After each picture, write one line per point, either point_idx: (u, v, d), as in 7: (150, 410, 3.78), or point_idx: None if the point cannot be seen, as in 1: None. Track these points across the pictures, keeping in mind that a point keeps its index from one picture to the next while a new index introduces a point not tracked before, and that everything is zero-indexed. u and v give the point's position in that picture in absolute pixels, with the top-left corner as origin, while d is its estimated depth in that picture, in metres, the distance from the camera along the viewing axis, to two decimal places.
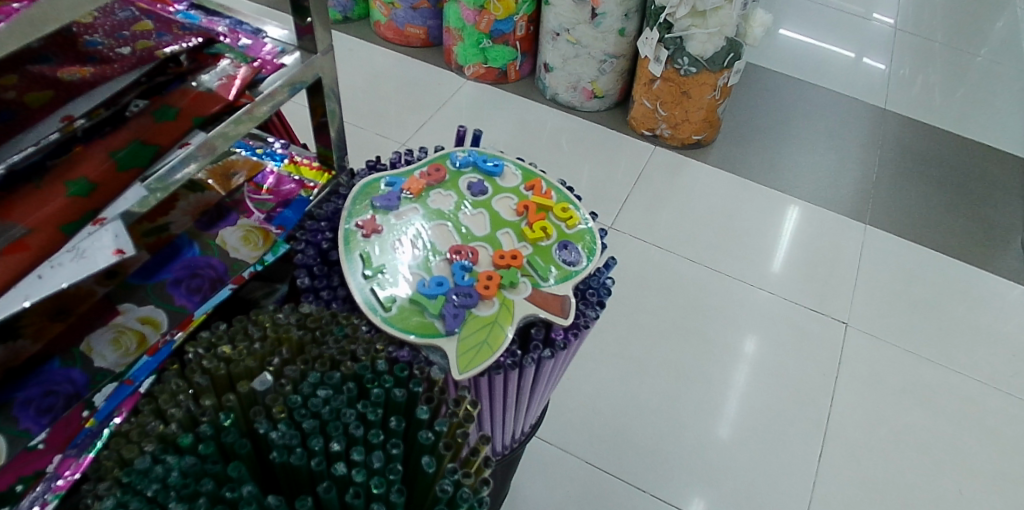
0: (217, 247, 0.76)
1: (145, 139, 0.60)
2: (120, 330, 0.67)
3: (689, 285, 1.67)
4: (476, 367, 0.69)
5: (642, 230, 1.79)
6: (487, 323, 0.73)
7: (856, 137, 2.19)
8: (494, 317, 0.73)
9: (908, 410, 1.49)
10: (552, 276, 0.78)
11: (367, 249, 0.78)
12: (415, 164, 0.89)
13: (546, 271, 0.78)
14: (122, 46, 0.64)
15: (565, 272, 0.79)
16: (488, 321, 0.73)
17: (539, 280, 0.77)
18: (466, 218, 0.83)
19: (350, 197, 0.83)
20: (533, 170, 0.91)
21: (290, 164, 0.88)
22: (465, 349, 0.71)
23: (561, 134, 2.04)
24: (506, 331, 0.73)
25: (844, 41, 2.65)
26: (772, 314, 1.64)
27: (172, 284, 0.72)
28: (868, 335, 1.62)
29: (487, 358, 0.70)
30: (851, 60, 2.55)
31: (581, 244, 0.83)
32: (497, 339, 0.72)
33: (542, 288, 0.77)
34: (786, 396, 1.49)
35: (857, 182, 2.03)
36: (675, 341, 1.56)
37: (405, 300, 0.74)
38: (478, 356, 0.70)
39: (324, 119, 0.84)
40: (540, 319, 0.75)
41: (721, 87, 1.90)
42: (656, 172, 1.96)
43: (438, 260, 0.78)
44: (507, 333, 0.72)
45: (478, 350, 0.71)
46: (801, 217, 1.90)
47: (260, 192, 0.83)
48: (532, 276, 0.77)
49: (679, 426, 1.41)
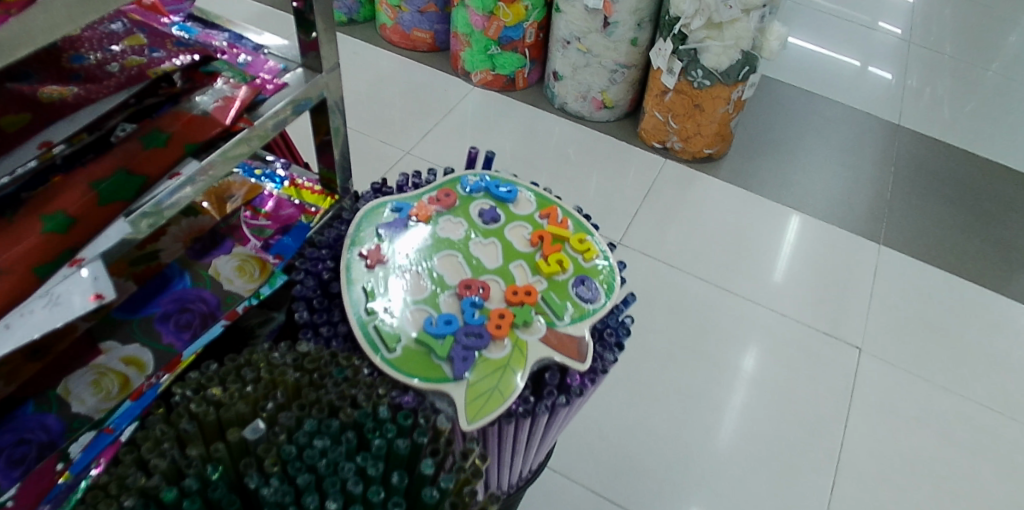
0: (209, 277, 0.70)
1: (132, 168, 0.54)
2: (101, 372, 0.62)
3: (699, 305, 1.62)
4: (486, 416, 0.64)
5: (651, 246, 1.74)
6: (499, 367, 0.67)
7: (870, 154, 2.14)
8: (505, 361, 0.68)
9: (921, 440, 1.44)
10: (567, 314, 0.73)
11: (370, 282, 0.73)
12: (423, 188, 0.85)
13: (561, 308, 0.73)
14: (110, 63, 0.58)
15: (582, 310, 0.73)
16: (500, 365, 0.68)
17: (553, 318, 0.72)
18: (478, 248, 0.78)
19: (353, 223, 0.78)
20: (548, 197, 0.86)
21: (290, 187, 0.82)
22: (474, 394, 0.65)
23: (570, 144, 1.98)
24: (518, 374, 0.67)
25: (852, 51, 2.62)
26: (784, 337, 1.58)
27: (160, 320, 0.66)
28: (882, 361, 1.57)
29: (498, 405, 0.65)
30: (858, 69, 2.52)
31: (599, 279, 0.77)
32: (508, 385, 0.66)
33: (557, 327, 0.71)
34: (798, 423, 1.43)
35: (870, 200, 1.98)
36: (684, 363, 1.50)
37: (411, 340, 0.68)
38: (487, 404, 0.65)
39: (327, 137, 0.79)
40: (555, 362, 0.70)
41: (734, 101, 1.85)
42: (667, 186, 1.91)
43: (446, 295, 0.73)
44: (519, 379, 0.67)
45: (489, 396, 0.65)
46: (814, 236, 1.84)
47: (258, 217, 0.77)
48: (546, 314, 0.72)
49: (686, 453, 1.36)
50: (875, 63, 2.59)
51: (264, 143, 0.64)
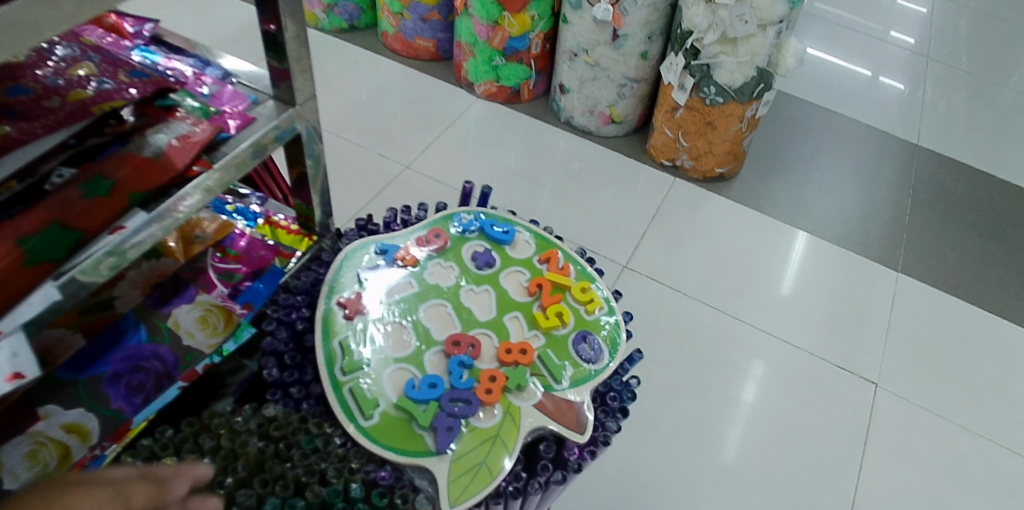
0: (168, 330, 0.64)
1: (66, 222, 0.48)
2: (38, 442, 0.54)
3: (708, 334, 1.53)
4: (471, 498, 0.57)
5: (659, 270, 1.65)
6: (489, 437, 0.60)
7: (887, 176, 2.06)
8: (496, 431, 0.61)
9: (944, 486, 1.34)
10: (566, 377, 0.66)
11: (348, 335, 0.66)
12: (413, 226, 0.78)
13: (559, 370, 0.66)
14: (51, 97, 0.52)
15: (582, 373, 0.67)
16: (489, 436, 0.60)
17: (550, 381, 0.65)
18: (470, 298, 0.71)
19: (333, 266, 0.71)
20: (548, 238, 0.80)
21: (265, 225, 0.76)
22: (459, 471, 0.58)
23: (575, 159, 1.91)
24: (510, 447, 0.60)
25: (860, 61, 2.55)
26: (796, 369, 1.50)
27: (109, 380, 0.59)
28: (901, 399, 1.47)
29: (486, 484, 0.57)
30: (865, 81, 2.45)
31: (602, 336, 0.71)
32: (497, 460, 0.59)
33: (555, 392, 0.65)
34: (813, 465, 1.34)
35: (887, 224, 1.90)
36: (693, 396, 1.42)
37: (390, 406, 0.61)
38: (473, 483, 0.57)
39: (304, 173, 0.72)
40: (551, 432, 0.62)
41: (748, 119, 1.77)
42: (676, 206, 1.83)
43: (432, 353, 0.66)
44: (511, 452, 0.60)
45: (476, 473, 0.58)
46: (830, 262, 1.76)
47: (227, 260, 0.71)
48: (543, 377, 0.65)
49: (693, 496, 1.27)
50: (883, 74, 2.52)
51: (243, 174, 0.59)
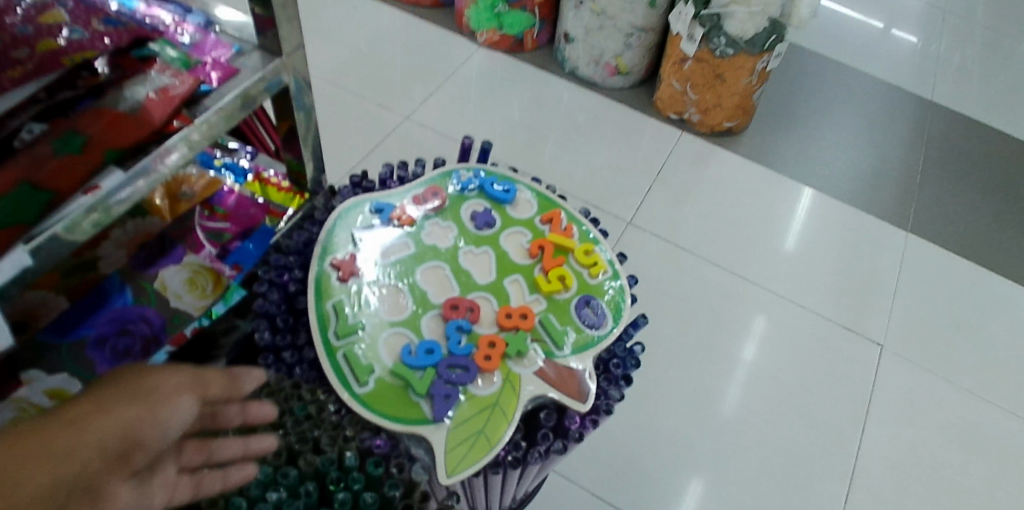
0: (155, 292, 0.63)
1: (36, 181, 0.46)
2: (22, 408, 0.53)
3: (711, 293, 1.51)
4: (468, 468, 0.55)
5: (664, 228, 1.62)
6: (487, 406, 0.59)
7: (899, 133, 2.00)
8: (494, 399, 0.59)
9: (945, 448, 1.34)
10: (568, 343, 0.64)
11: (342, 298, 0.64)
12: (410, 184, 0.75)
13: (561, 336, 0.64)
14: (18, 46, 0.51)
15: (585, 338, 0.65)
16: (487, 404, 0.59)
17: (552, 348, 0.63)
18: (469, 260, 0.69)
19: (326, 226, 0.68)
20: (551, 198, 0.77)
21: (255, 181, 0.73)
22: (456, 441, 0.56)
23: (580, 112, 1.85)
24: (510, 417, 0.58)
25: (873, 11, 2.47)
26: (800, 329, 1.48)
27: (93, 344, 0.58)
28: (904, 361, 1.46)
29: (483, 455, 0.56)
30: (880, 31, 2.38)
31: (606, 301, 0.69)
32: (497, 430, 0.58)
33: (556, 359, 0.63)
34: (815, 426, 1.34)
35: (897, 183, 1.85)
36: (695, 356, 1.40)
37: (385, 372, 0.59)
38: (471, 453, 0.56)
39: (292, 128, 0.68)
40: (551, 400, 0.61)
41: (759, 72, 1.71)
42: (682, 161, 1.79)
43: (430, 317, 0.64)
44: (512, 420, 0.58)
45: (472, 442, 0.56)
46: (838, 221, 1.73)
47: (215, 218, 0.69)
48: (544, 343, 0.64)
49: (695, 455, 1.27)
50: (897, 25, 2.43)
51: (231, 126, 0.56)
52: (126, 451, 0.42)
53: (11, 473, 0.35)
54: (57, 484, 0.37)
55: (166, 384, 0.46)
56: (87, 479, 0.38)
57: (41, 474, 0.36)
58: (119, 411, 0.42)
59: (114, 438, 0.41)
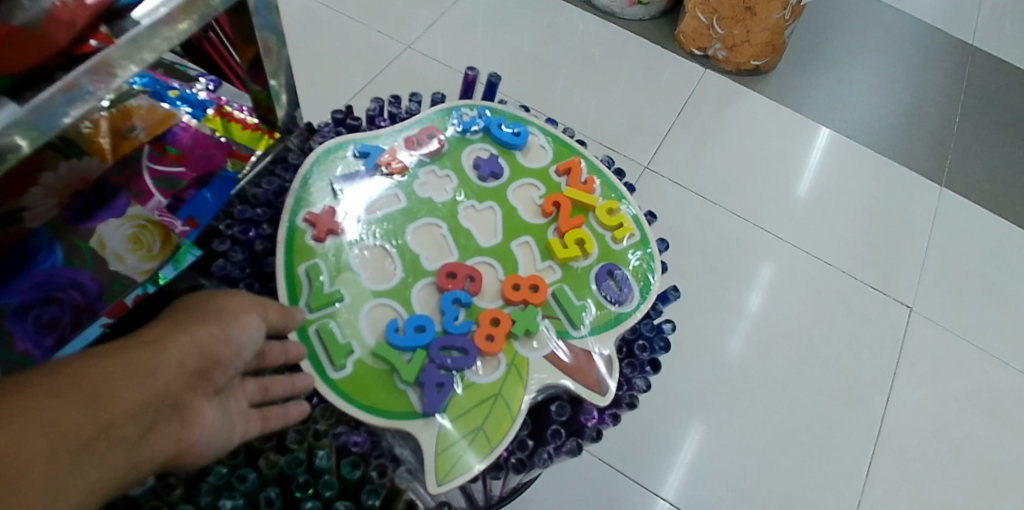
0: (91, 252, 0.54)
1: None
2: None
3: (731, 245, 1.39)
4: (468, 467, 0.54)
5: (683, 174, 1.49)
6: (489, 396, 0.57)
7: (937, 79, 1.84)
8: (496, 389, 0.58)
9: (971, 418, 1.26)
10: (587, 323, 0.63)
11: (320, 261, 0.60)
12: (401, 123, 0.71)
13: (579, 315, 0.63)
14: None
15: (607, 315, 0.64)
16: (489, 394, 0.57)
17: (568, 327, 0.62)
18: (471, 218, 0.66)
19: (301, 173, 0.64)
20: (567, 143, 0.74)
21: (216, 116, 0.66)
22: (453, 435, 0.55)
23: (595, 45, 1.70)
24: (515, 411, 0.57)
25: None
26: (823, 287, 1.37)
27: (13, 315, 0.49)
28: (933, 324, 1.36)
29: (483, 454, 0.55)
30: None
31: (633, 271, 0.68)
32: (501, 423, 0.57)
33: (572, 339, 0.62)
34: (837, 390, 1.24)
35: (934, 132, 1.72)
36: (712, 310, 1.28)
37: (366, 353, 0.57)
38: (471, 448, 0.55)
39: (257, 59, 0.58)
40: (565, 388, 0.60)
41: (793, 5, 1.56)
42: (705, 101, 1.64)
43: (421, 287, 0.61)
44: (514, 413, 0.57)
45: (472, 437, 0.55)
46: (870, 171, 1.60)
47: (166, 159, 0.61)
48: (558, 321, 0.62)
49: (710, 417, 1.15)
50: None
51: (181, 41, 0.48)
52: (201, 371, 0.42)
53: (101, 386, 0.35)
54: (144, 400, 0.37)
55: (231, 308, 0.46)
56: (171, 396, 0.39)
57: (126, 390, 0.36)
58: (192, 334, 0.42)
59: (190, 358, 0.41)
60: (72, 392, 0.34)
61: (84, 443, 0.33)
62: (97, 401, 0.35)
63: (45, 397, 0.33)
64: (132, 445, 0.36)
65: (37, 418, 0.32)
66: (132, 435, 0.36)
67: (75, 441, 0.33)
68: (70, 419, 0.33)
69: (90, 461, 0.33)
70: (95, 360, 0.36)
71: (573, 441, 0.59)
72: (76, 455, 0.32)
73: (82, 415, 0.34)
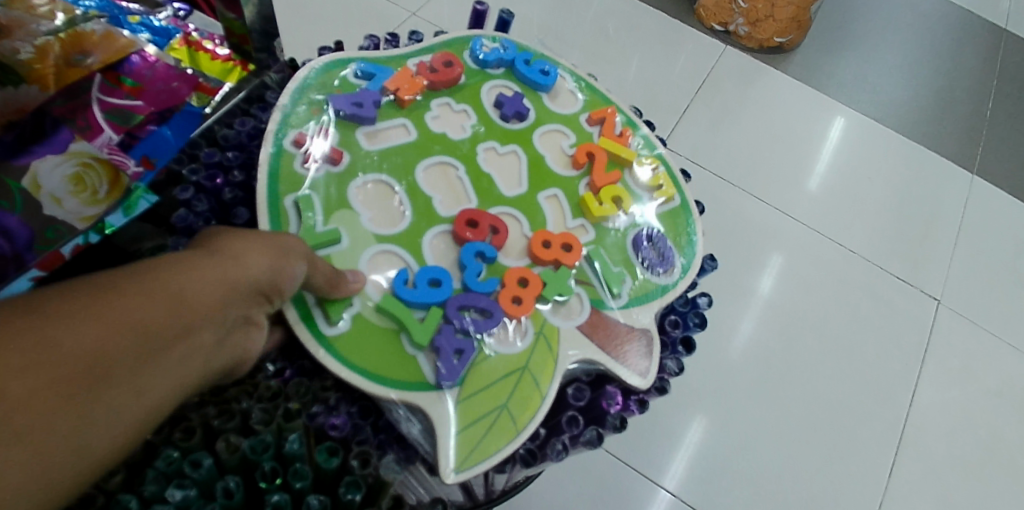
0: (23, 194, 0.48)
1: None
2: None
3: (749, 227, 1.30)
4: (492, 453, 0.49)
5: (701, 152, 1.39)
6: (517, 368, 0.53)
7: (969, 63, 1.74)
8: (522, 363, 0.53)
9: (1003, 417, 1.16)
10: (625, 291, 0.60)
11: (312, 194, 0.55)
12: (416, 48, 0.68)
13: (618, 282, 0.60)
14: None
15: (650, 287, 0.61)
16: (516, 367, 0.53)
17: (604, 297, 0.59)
18: (492, 162, 0.63)
19: (292, 86, 0.60)
20: (596, 92, 0.72)
21: (181, 46, 0.62)
22: (474, 411, 0.50)
23: (609, 17, 1.60)
24: (544, 390, 0.53)
25: None
26: (846, 273, 1.28)
27: None
28: (963, 318, 1.27)
29: (507, 439, 0.50)
30: None
31: (675, 235, 0.66)
32: (527, 403, 0.52)
33: (607, 310, 0.59)
34: (860, 384, 1.14)
35: (965, 118, 1.62)
36: (727, 295, 1.19)
37: (370, 308, 0.52)
38: (494, 432, 0.50)
39: None
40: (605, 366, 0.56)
41: None
42: (725, 78, 1.55)
43: (434, 234, 0.57)
44: (543, 392, 0.53)
45: (495, 419, 0.50)
46: (899, 156, 1.50)
47: (121, 91, 0.56)
48: (594, 289, 0.59)
49: (724, 408, 1.06)
50: None
51: None
52: (265, 293, 0.38)
53: (183, 289, 0.32)
54: (222, 311, 0.33)
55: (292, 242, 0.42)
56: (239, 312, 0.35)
57: (208, 298, 0.33)
58: (262, 254, 0.38)
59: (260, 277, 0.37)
60: (145, 290, 0.30)
61: (161, 348, 0.29)
62: (181, 303, 0.31)
63: (128, 293, 0.29)
64: (208, 358, 0.33)
65: (120, 313, 0.28)
66: (209, 345, 0.33)
67: (155, 345, 0.29)
68: (156, 317, 0.30)
69: (168, 363, 0.30)
70: (171, 264, 0.33)
71: (592, 431, 0.52)
72: (155, 358, 0.29)
73: (162, 315, 0.30)
